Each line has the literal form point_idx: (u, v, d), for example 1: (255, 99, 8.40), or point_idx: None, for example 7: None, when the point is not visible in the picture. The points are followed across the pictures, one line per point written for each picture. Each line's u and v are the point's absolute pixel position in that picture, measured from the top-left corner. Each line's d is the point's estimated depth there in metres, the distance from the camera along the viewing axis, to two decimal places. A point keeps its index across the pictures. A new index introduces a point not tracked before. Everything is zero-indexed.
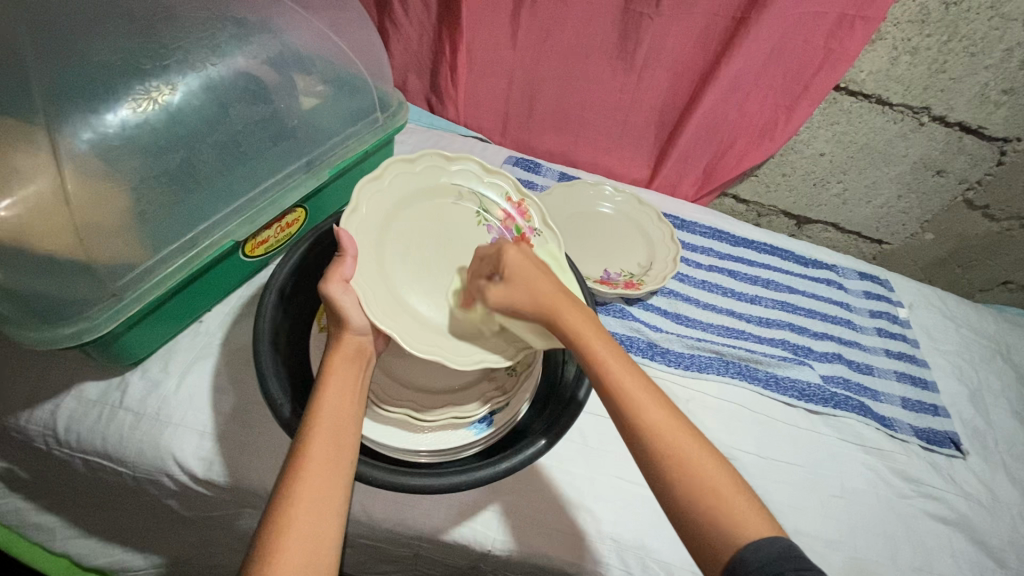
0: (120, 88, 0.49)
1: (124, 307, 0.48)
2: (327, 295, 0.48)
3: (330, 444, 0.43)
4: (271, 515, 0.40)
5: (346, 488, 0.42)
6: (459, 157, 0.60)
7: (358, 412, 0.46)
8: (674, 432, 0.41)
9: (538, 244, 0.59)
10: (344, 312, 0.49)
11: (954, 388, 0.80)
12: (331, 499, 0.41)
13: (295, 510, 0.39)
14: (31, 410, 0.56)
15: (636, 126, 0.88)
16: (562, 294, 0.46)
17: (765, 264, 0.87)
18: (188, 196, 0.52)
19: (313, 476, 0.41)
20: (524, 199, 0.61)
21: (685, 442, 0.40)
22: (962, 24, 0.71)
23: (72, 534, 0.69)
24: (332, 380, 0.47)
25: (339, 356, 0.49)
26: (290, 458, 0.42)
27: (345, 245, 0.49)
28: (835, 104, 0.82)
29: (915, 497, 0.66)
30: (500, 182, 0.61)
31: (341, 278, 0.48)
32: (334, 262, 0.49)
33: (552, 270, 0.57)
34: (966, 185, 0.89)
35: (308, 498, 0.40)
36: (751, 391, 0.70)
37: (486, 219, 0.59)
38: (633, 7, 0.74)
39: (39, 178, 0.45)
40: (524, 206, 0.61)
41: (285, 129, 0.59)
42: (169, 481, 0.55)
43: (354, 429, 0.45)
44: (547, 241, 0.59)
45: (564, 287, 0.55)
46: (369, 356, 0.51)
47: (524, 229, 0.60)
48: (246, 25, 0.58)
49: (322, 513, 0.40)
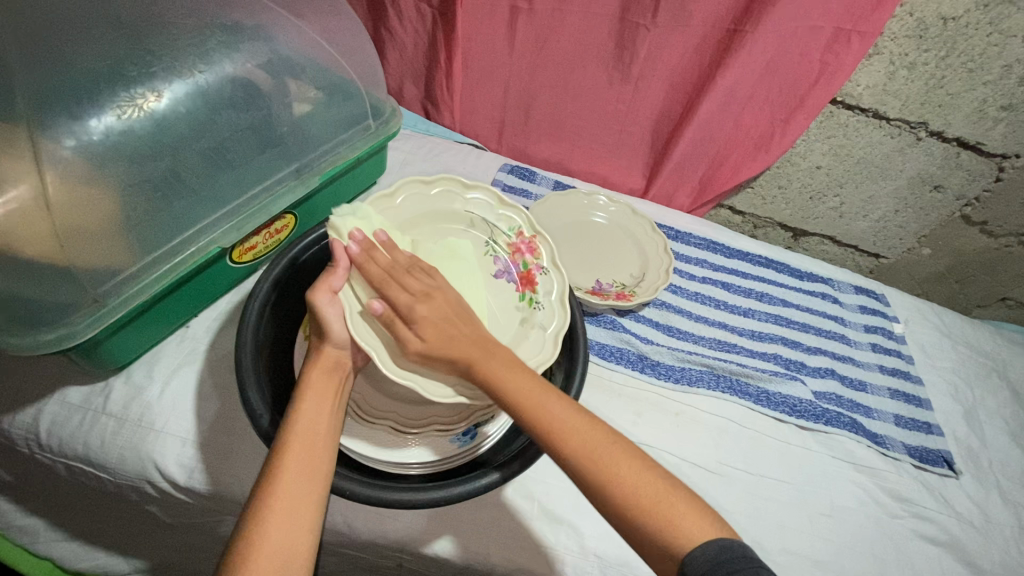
0: (106, 94, 0.49)
1: (105, 314, 0.48)
2: (313, 303, 0.48)
3: (306, 456, 0.43)
4: (245, 526, 0.39)
5: (321, 500, 0.42)
6: (474, 185, 0.60)
7: (335, 425, 0.46)
8: (578, 430, 0.42)
9: (542, 284, 0.57)
10: (327, 323, 0.49)
11: (948, 406, 0.79)
12: (305, 511, 0.41)
13: (269, 523, 0.39)
14: (14, 414, 0.56)
15: (632, 136, 0.88)
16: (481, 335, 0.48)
17: (759, 277, 0.86)
18: (174, 202, 0.51)
19: (288, 488, 0.41)
20: (535, 235, 0.59)
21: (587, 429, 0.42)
22: (960, 39, 0.71)
23: (56, 537, 0.69)
24: (309, 392, 0.46)
25: (318, 369, 0.48)
26: (264, 471, 0.42)
27: (338, 256, 0.50)
28: (831, 118, 0.81)
29: (905, 516, 0.65)
30: (512, 215, 0.60)
31: (329, 289, 0.49)
32: (324, 273, 0.50)
33: (550, 313, 0.55)
34: (964, 201, 0.89)
35: (281, 511, 0.40)
36: (741, 406, 0.69)
37: (494, 251, 0.58)
38: (629, 16, 0.73)
39: (21, 184, 0.45)
40: (534, 243, 0.59)
41: (275, 136, 0.58)
42: (151, 488, 0.55)
43: (331, 441, 0.45)
44: (550, 283, 0.57)
45: (559, 330, 0.54)
46: (348, 368, 0.50)
47: (532, 265, 0.58)
48: (236, 30, 0.58)
49: (296, 526, 0.40)
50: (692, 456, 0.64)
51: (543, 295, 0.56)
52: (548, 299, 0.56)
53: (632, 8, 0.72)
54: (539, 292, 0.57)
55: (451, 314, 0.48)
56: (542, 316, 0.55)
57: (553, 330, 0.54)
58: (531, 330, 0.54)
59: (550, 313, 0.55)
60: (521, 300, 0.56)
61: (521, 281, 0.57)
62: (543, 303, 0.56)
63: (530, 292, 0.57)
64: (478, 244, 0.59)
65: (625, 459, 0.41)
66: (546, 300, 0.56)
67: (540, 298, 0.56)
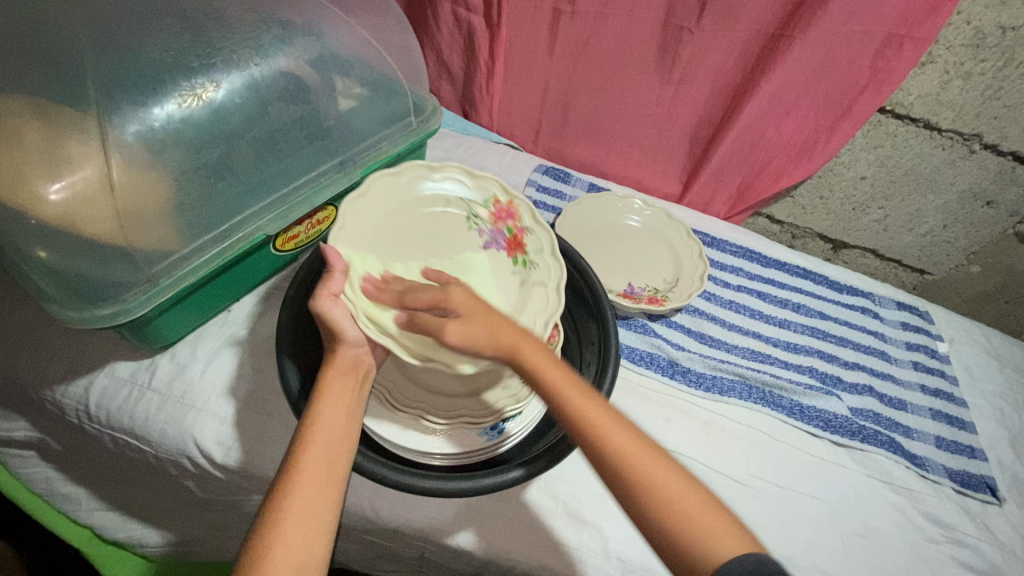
0: (168, 84, 0.51)
1: (156, 292, 0.50)
2: (320, 312, 0.48)
3: (321, 456, 0.44)
4: (262, 525, 0.40)
5: (336, 502, 0.43)
6: (444, 166, 0.59)
7: (354, 425, 0.47)
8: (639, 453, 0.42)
9: (532, 244, 0.57)
10: (338, 325, 0.49)
11: (993, 430, 0.75)
12: (319, 511, 0.42)
13: (284, 522, 0.40)
14: (66, 385, 0.59)
15: (670, 140, 0.87)
16: (514, 329, 0.45)
17: (796, 288, 0.84)
18: (225, 189, 0.54)
19: (304, 488, 0.42)
20: (512, 200, 0.59)
21: (603, 416, 0.42)
22: (1020, 50, 0.68)
23: (96, 506, 0.72)
24: (326, 392, 0.47)
25: (334, 369, 0.49)
26: (281, 470, 0.43)
27: (332, 259, 0.49)
28: (879, 127, 0.79)
29: (943, 542, 0.62)
30: (485, 185, 0.60)
31: (330, 292, 0.48)
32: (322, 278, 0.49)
33: (544, 267, 0.55)
34: (1018, 218, 0.85)
35: (296, 509, 0.41)
36: (774, 417, 0.68)
37: (475, 224, 0.58)
38: (674, 20, 0.73)
39: (86, 165, 0.47)
40: (513, 207, 0.59)
41: (321, 129, 0.60)
42: (188, 463, 0.57)
43: (348, 442, 0.46)
44: (540, 239, 0.57)
45: (560, 278, 0.53)
46: (366, 367, 0.50)
47: (516, 230, 0.58)
48: (290, 26, 0.60)
49: (310, 527, 0.41)
50: (722, 466, 0.63)
51: (533, 252, 0.56)
52: (540, 255, 0.56)
53: (676, 11, 0.72)
54: (530, 252, 0.57)
55: (478, 302, 0.46)
56: (540, 273, 0.55)
57: (553, 281, 0.53)
58: (533, 290, 0.54)
59: (545, 267, 0.55)
60: (516, 265, 0.56)
61: (511, 246, 0.57)
62: (536, 260, 0.56)
63: (522, 254, 0.57)
64: (458, 223, 0.58)
65: (648, 456, 0.42)
66: (541, 251, 0.56)
67: (531, 257, 0.56)
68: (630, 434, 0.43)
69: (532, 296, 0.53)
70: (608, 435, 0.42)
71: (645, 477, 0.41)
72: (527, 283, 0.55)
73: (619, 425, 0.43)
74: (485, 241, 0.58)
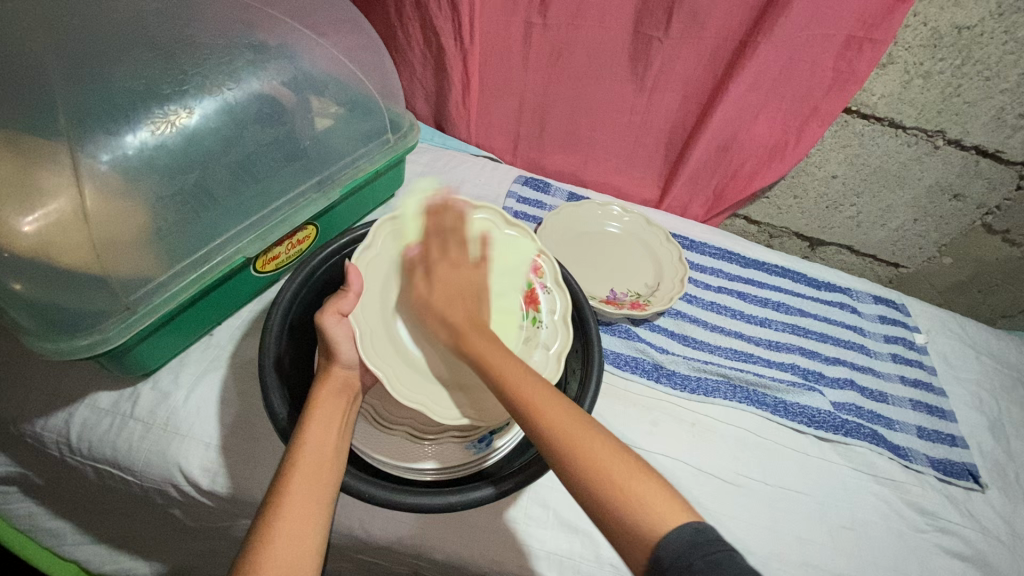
0: (140, 111, 0.51)
1: (136, 320, 0.50)
2: (321, 327, 0.49)
3: (308, 477, 0.43)
4: (251, 544, 0.40)
5: (325, 521, 0.43)
6: (480, 207, 0.60)
7: (342, 446, 0.47)
8: (576, 428, 0.41)
9: (545, 304, 0.58)
10: (335, 345, 0.50)
11: (973, 418, 0.77)
12: (307, 534, 0.41)
13: (274, 545, 0.40)
14: (46, 418, 0.58)
15: (646, 146, 0.89)
16: (469, 320, 0.51)
17: (776, 286, 0.86)
18: (202, 214, 0.54)
19: (293, 508, 0.42)
20: (540, 255, 0.60)
21: (532, 387, 0.44)
22: (976, 48, 0.70)
23: (82, 540, 0.70)
24: (318, 414, 0.47)
25: (326, 389, 0.49)
26: (270, 491, 0.43)
27: (351, 281, 0.51)
28: (846, 127, 0.81)
29: (929, 531, 0.64)
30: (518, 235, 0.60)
31: (336, 311, 0.50)
32: (335, 296, 0.51)
33: (552, 333, 0.56)
34: (984, 209, 0.88)
35: (285, 528, 0.41)
36: (759, 416, 0.69)
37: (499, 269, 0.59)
38: (642, 30, 0.75)
39: (59, 197, 0.47)
40: (539, 262, 0.60)
41: (298, 150, 0.60)
42: (174, 491, 0.56)
43: (338, 462, 0.46)
44: (554, 303, 0.59)
45: (562, 350, 0.55)
46: (356, 391, 0.51)
47: (535, 285, 0.59)
48: (263, 50, 0.60)
49: (298, 548, 0.40)
50: (710, 467, 0.63)
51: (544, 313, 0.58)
52: (551, 318, 0.58)
53: (645, 21, 0.74)
54: (542, 312, 0.58)
55: (460, 290, 0.54)
56: (546, 336, 0.56)
57: (555, 350, 0.55)
58: (533, 350, 0.55)
59: (553, 332, 0.56)
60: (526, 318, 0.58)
61: (526, 299, 0.58)
62: (546, 323, 0.57)
63: (534, 310, 0.58)
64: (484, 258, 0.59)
65: (579, 428, 0.41)
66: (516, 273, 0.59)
67: (542, 318, 0.58)
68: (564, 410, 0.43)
69: (531, 354, 0.55)
70: (540, 408, 0.43)
71: (594, 463, 0.39)
72: (532, 342, 0.56)
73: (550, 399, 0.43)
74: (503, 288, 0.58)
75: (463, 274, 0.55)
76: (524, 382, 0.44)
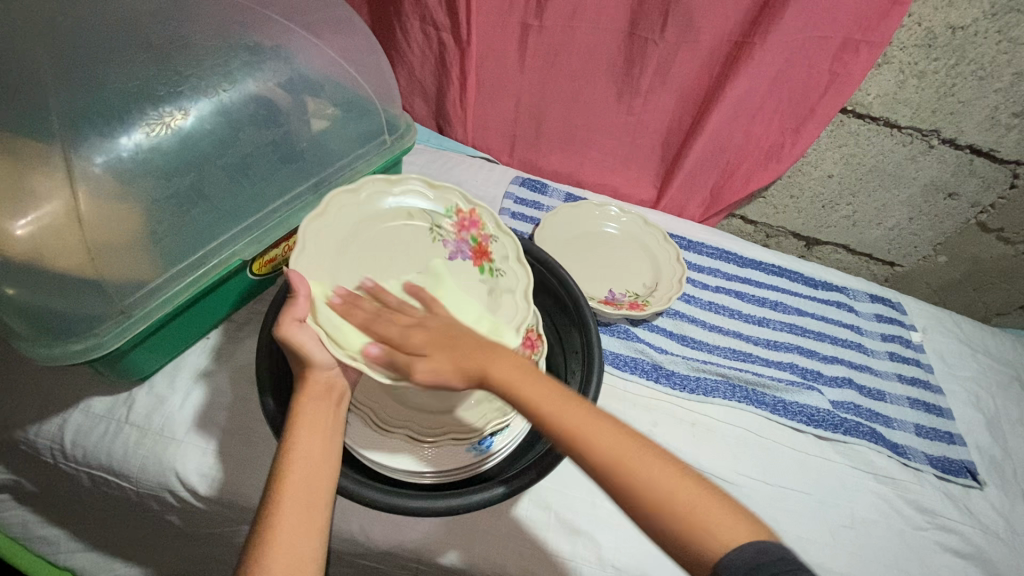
0: (135, 113, 0.51)
1: (130, 324, 0.49)
2: (284, 336, 0.48)
3: (300, 484, 0.43)
4: (248, 556, 0.40)
5: (321, 526, 0.42)
6: (403, 179, 0.58)
7: (333, 449, 0.46)
8: (637, 456, 0.40)
9: (498, 251, 0.57)
10: (305, 350, 0.48)
11: (970, 415, 0.77)
12: (303, 541, 0.41)
13: (270, 555, 0.39)
14: (40, 424, 0.57)
15: (643, 146, 0.88)
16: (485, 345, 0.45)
17: (773, 286, 0.86)
18: (198, 216, 0.53)
19: (286, 516, 0.41)
20: (474, 208, 0.59)
21: (584, 419, 0.41)
22: (969, 48, 0.71)
23: (77, 548, 0.70)
24: (303, 420, 0.46)
25: (308, 394, 0.48)
26: (263, 501, 0.43)
27: (296, 284, 0.47)
28: (842, 127, 0.82)
29: (929, 529, 0.64)
30: (449, 196, 0.59)
31: (295, 318, 0.47)
32: (286, 305, 0.48)
33: (512, 275, 0.54)
34: (979, 208, 0.88)
35: (280, 537, 0.40)
36: (758, 415, 0.69)
37: (440, 235, 0.57)
38: (638, 32, 0.75)
39: (53, 200, 0.46)
40: (474, 215, 0.58)
41: (294, 151, 0.60)
42: (171, 497, 0.56)
43: (330, 467, 0.45)
44: (504, 246, 0.57)
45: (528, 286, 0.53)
46: (338, 391, 0.50)
47: (480, 238, 0.57)
48: (258, 51, 0.60)
49: (295, 555, 0.40)
50: (710, 467, 0.63)
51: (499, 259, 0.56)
52: (506, 262, 0.56)
53: (640, 23, 0.74)
54: (496, 259, 0.56)
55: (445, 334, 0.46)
56: (508, 280, 0.54)
57: (521, 288, 0.53)
58: (502, 297, 0.53)
59: (513, 274, 0.55)
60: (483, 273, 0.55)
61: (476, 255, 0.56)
62: (503, 269, 0.55)
63: (488, 262, 0.56)
64: (423, 233, 0.57)
65: (637, 450, 0.40)
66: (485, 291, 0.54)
67: (498, 264, 0.56)
68: (620, 436, 0.40)
69: (501, 304, 0.53)
70: (591, 437, 0.40)
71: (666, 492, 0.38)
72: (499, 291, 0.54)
73: (606, 428, 0.40)
74: (451, 253, 0.56)
75: (433, 326, 0.47)
76: (574, 420, 0.41)
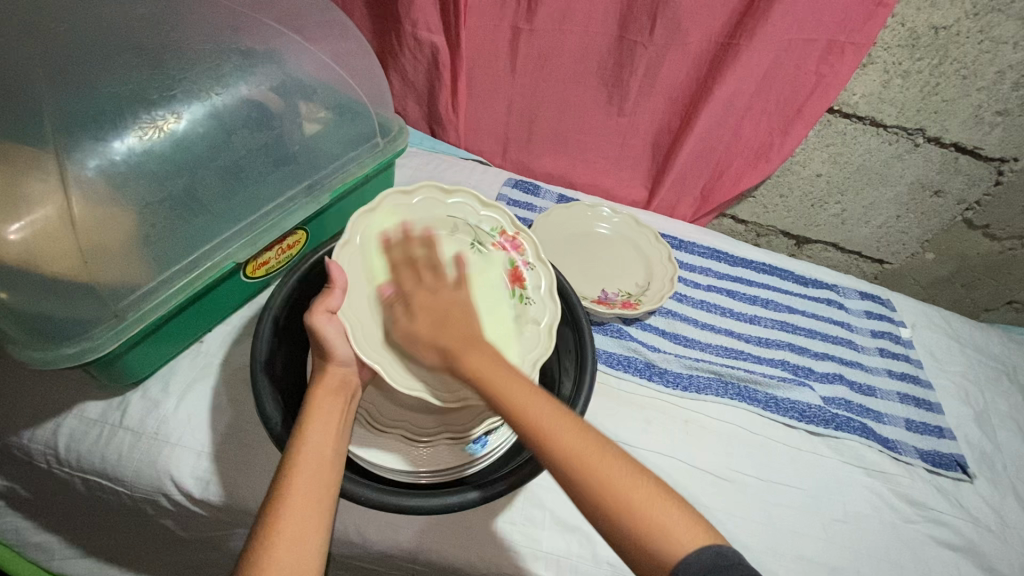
0: (128, 118, 0.51)
1: (125, 327, 0.49)
2: (314, 327, 0.50)
3: (309, 479, 0.43)
4: (252, 550, 0.40)
5: (326, 522, 0.42)
6: (456, 190, 0.61)
7: (342, 447, 0.47)
8: (593, 455, 0.40)
9: (531, 280, 0.58)
10: (330, 343, 0.50)
11: (959, 409, 0.78)
12: (309, 536, 0.41)
13: (276, 549, 0.39)
14: (34, 429, 0.57)
15: (635, 147, 0.89)
16: (465, 337, 0.48)
17: (764, 284, 0.87)
18: (191, 219, 0.53)
19: (292, 511, 0.41)
20: (519, 234, 0.61)
21: (548, 419, 0.41)
22: (952, 47, 0.72)
23: (71, 554, 0.69)
24: (315, 416, 0.47)
25: (322, 391, 0.49)
26: (269, 496, 0.43)
27: (335, 277, 0.50)
28: (829, 126, 0.83)
29: (921, 522, 0.64)
30: (496, 217, 0.61)
31: (326, 308, 0.50)
32: (323, 294, 0.51)
33: (542, 307, 0.56)
34: (965, 205, 0.89)
35: (287, 532, 0.40)
36: (750, 412, 0.69)
37: (480, 249, 0.59)
38: (627, 36, 0.76)
39: (46, 205, 0.47)
40: (519, 242, 0.60)
41: (287, 154, 0.60)
42: (165, 501, 0.55)
43: (338, 464, 0.46)
44: (539, 277, 0.58)
45: (554, 322, 0.55)
46: (354, 387, 0.51)
47: (518, 262, 0.59)
48: (250, 55, 0.60)
49: (300, 550, 0.40)
50: (703, 463, 0.64)
51: (532, 290, 0.57)
52: (537, 293, 0.57)
53: (629, 27, 0.75)
54: (529, 288, 0.57)
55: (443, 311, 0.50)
56: (537, 309, 0.56)
57: (547, 322, 0.55)
58: (527, 325, 0.55)
59: (544, 305, 0.56)
60: (514, 297, 0.56)
61: (512, 277, 0.58)
62: (534, 298, 0.57)
63: (520, 288, 0.57)
64: (463, 242, 0.58)
65: (593, 452, 0.40)
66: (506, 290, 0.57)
67: (529, 293, 0.57)
68: (580, 435, 0.41)
69: (525, 330, 0.54)
70: (551, 435, 0.40)
71: (616, 498, 0.38)
72: (525, 317, 0.55)
73: (568, 428, 0.41)
74: (485, 266, 0.58)
75: (442, 296, 0.51)
76: (534, 411, 0.42)
